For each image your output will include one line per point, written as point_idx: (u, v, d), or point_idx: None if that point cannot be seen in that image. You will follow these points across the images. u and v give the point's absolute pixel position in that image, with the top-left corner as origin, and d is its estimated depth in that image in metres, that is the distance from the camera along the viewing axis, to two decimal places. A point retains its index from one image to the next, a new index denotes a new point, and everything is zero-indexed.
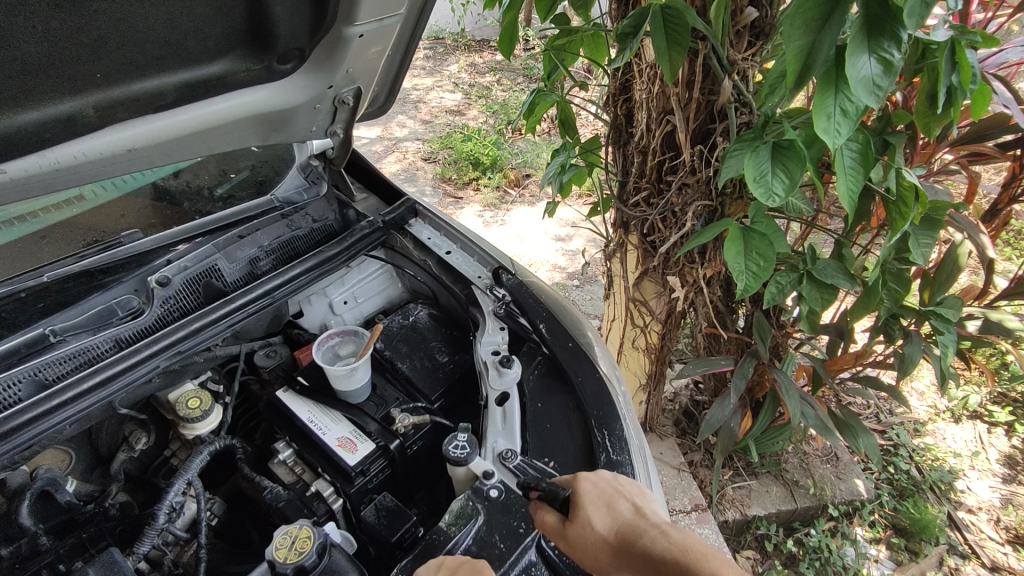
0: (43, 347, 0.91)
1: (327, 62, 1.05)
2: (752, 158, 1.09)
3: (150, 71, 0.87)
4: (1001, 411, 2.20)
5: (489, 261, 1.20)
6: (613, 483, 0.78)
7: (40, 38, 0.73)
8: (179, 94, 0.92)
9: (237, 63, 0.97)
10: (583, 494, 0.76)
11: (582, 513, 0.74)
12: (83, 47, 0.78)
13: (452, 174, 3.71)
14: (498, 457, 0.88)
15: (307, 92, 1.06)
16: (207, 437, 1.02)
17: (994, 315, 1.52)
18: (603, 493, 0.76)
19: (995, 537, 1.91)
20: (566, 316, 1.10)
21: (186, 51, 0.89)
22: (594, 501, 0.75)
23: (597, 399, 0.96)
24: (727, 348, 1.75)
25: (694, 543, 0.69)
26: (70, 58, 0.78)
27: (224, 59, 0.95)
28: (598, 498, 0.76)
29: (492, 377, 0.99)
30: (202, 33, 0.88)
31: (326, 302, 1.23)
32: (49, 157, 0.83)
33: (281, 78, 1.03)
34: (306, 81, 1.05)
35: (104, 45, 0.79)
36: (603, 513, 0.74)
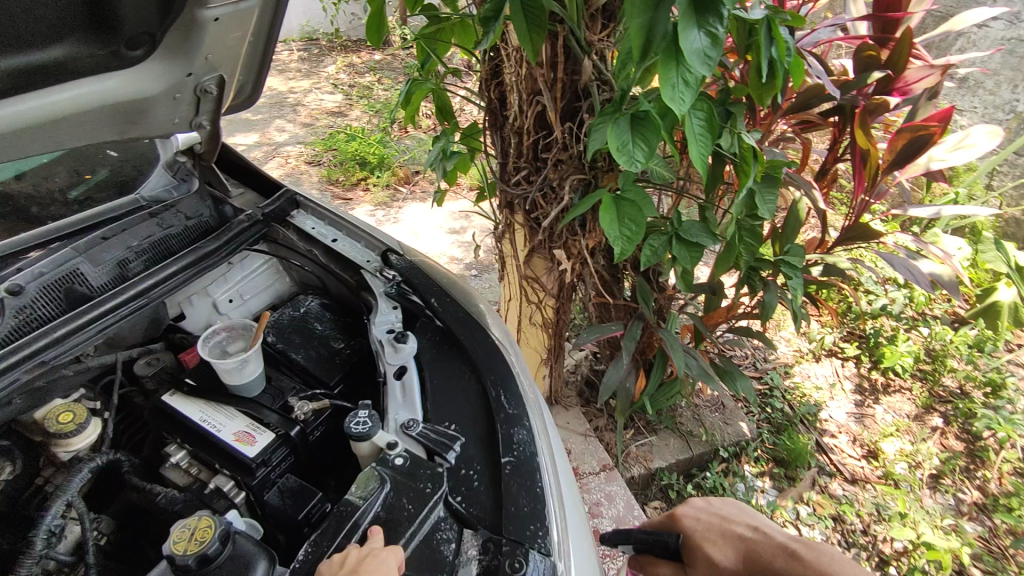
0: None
1: (182, 49, 1.00)
2: (613, 130, 1.18)
3: None
4: (851, 347, 2.52)
5: (376, 245, 1.20)
6: (713, 516, 0.93)
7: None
8: (14, 83, 0.87)
9: (79, 48, 0.92)
10: (686, 537, 0.92)
11: (698, 556, 0.89)
12: None
13: (339, 176, 3.64)
14: (401, 428, 0.91)
15: (164, 81, 1.02)
16: (83, 454, 0.95)
17: (831, 260, 1.75)
18: (704, 528, 0.91)
19: (854, 454, 2.20)
20: (457, 289, 1.13)
21: (16, 34, 0.84)
22: (697, 539, 0.91)
23: (491, 361, 1.01)
24: (616, 314, 1.89)
25: (810, 553, 0.81)
26: None
27: (64, 43, 0.90)
28: (701, 532, 0.91)
29: (387, 354, 1.01)
30: (34, 13, 0.84)
31: (208, 301, 1.17)
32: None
33: (132, 65, 0.98)
34: (160, 69, 1.00)
35: None
36: (716, 549, 0.88)
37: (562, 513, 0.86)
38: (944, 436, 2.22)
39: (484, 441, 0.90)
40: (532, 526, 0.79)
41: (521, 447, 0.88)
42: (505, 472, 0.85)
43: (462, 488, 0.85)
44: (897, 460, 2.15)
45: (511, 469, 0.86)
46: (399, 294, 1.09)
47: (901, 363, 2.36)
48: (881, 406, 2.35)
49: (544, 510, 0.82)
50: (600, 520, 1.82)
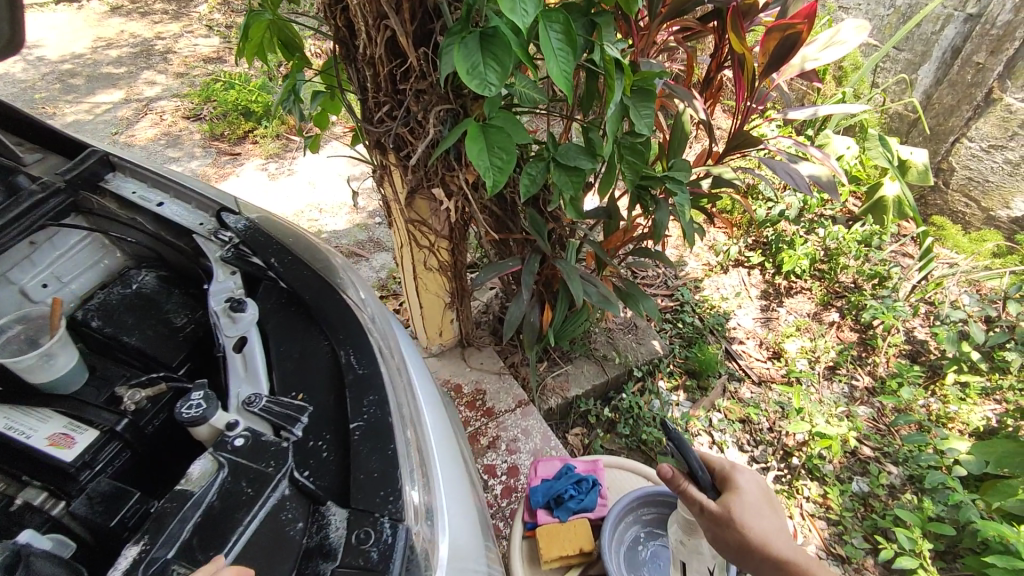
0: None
1: None
2: (461, 51, 1.07)
3: None
4: (755, 255, 2.59)
5: (209, 205, 1.07)
6: (757, 491, 0.92)
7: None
8: None
9: None
10: (741, 497, 0.89)
11: (746, 512, 0.87)
12: None
13: (223, 130, 3.34)
14: (242, 405, 0.83)
15: None
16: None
17: (717, 171, 1.73)
18: (758, 500, 0.89)
19: (760, 357, 2.30)
20: (302, 247, 1.03)
21: None
22: (752, 506, 0.88)
23: (339, 322, 0.93)
24: (515, 250, 1.85)
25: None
26: None
27: None
28: (753, 505, 0.89)
29: (224, 325, 0.91)
30: None
31: (16, 289, 1.02)
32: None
33: None
34: None
35: None
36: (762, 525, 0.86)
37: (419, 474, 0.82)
38: (840, 329, 2.34)
39: (333, 408, 0.84)
40: (383, 493, 0.75)
41: (373, 410, 0.82)
42: (354, 439, 0.79)
43: (309, 461, 0.79)
44: (798, 358, 2.26)
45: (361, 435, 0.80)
46: (235, 258, 0.98)
47: (799, 266, 2.45)
48: (784, 309, 2.44)
49: (397, 475, 0.77)
50: (518, 455, 1.82)
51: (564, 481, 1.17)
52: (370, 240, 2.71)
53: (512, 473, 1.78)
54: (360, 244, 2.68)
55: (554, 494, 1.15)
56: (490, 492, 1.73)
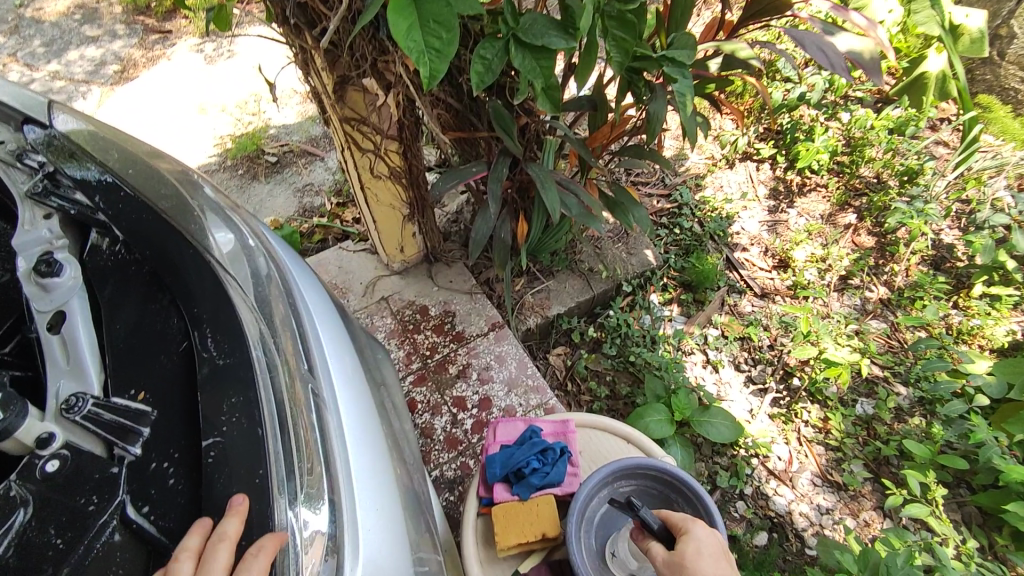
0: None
1: None
2: None
3: None
4: (766, 147, 2.27)
5: (12, 119, 0.80)
6: (723, 545, 0.79)
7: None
8: None
9: None
10: (697, 545, 0.78)
11: (698, 560, 0.76)
12: None
13: (150, 2, 2.84)
14: (59, 410, 0.59)
15: None
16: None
17: (729, 47, 1.36)
18: (718, 551, 0.78)
19: (765, 267, 2.06)
20: (145, 179, 0.77)
21: None
22: (711, 556, 0.76)
23: (192, 290, 0.68)
24: (481, 151, 1.53)
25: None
26: None
27: None
28: (712, 554, 0.77)
29: (34, 297, 0.65)
30: None
31: None
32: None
33: None
34: None
35: None
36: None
37: (323, 490, 0.59)
38: (857, 233, 2.08)
39: (183, 415, 0.61)
40: (247, 542, 0.53)
41: (233, 420, 0.60)
42: (206, 465, 0.58)
43: (150, 490, 0.56)
44: (807, 268, 2.02)
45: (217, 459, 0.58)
46: (46, 194, 0.72)
47: (817, 160, 2.15)
48: (794, 211, 2.16)
49: (267, 511, 0.55)
50: (490, 386, 1.63)
51: (525, 451, 0.99)
52: (325, 135, 2.36)
53: (483, 407, 1.60)
54: (313, 140, 2.33)
55: (513, 467, 0.97)
56: (459, 429, 1.56)
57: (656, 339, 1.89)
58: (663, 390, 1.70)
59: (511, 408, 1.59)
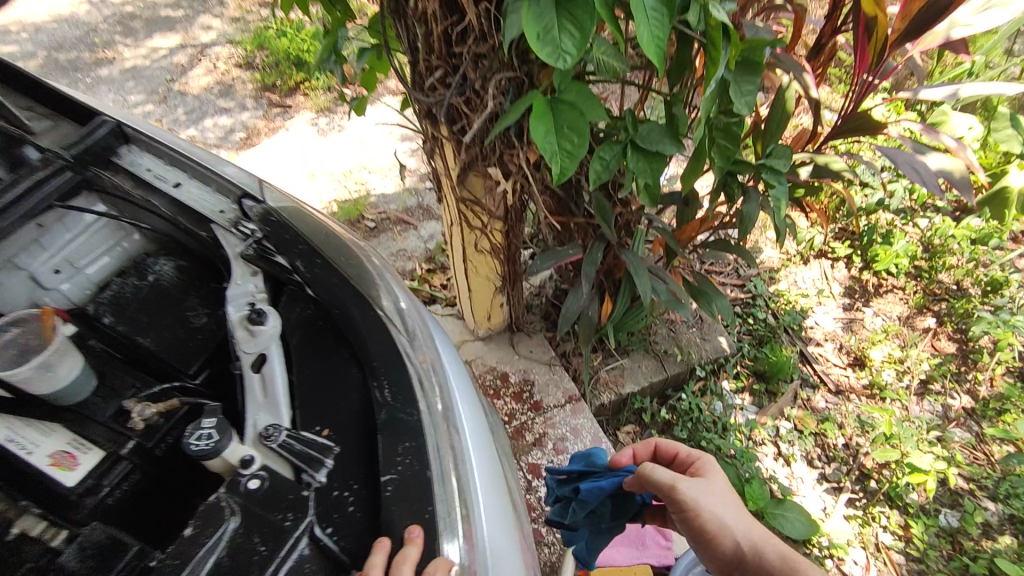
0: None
1: None
2: (531, 8, 0.87)
3: None
4: (842, 246, 2.31)
5: (230, 189, 0.94)
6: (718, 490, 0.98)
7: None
8: None
9: None
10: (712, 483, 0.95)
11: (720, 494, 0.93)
12: None
13: (276, 80, 3.21)
14: (259, 438, 0.71)
15: None
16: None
17: (823, 158, 1.47)
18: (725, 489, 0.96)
19: (839, 364, 2.07)
20: (336, 250, 0.90)
21: None
22: (724, 491, 0.95)
23: (372, 348, 0.80)
24: (575, 234, 1.64)
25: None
26: None
27: None
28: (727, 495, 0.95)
29: (242, 339, 0.78)
30: None
31: (24, 276, 0.85)
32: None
33: None
34: None
35: None
36: (751, 517, 0.91)
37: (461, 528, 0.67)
38: (937, 338, 2.09)
39: (361, 453, 0.71)
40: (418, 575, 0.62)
41: (407, 460, 0.70)
42: (385, 497, 0.67)
43: (334, 514, 0.67)
44: (885, 368, 2.02)
45: (391, 493, 0.68)
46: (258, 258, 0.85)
47: (896, 263, 2.20)
48: (871, 310, 2.18)
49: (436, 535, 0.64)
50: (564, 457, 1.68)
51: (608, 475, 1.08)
52: (419, 206, 2.57)
53: None
54: (408, 210, 2.54)
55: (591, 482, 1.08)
56: (533, 496, 1.61)
57: (727, 427, 1.90)
58: (736, 479, 1.70)
59: None
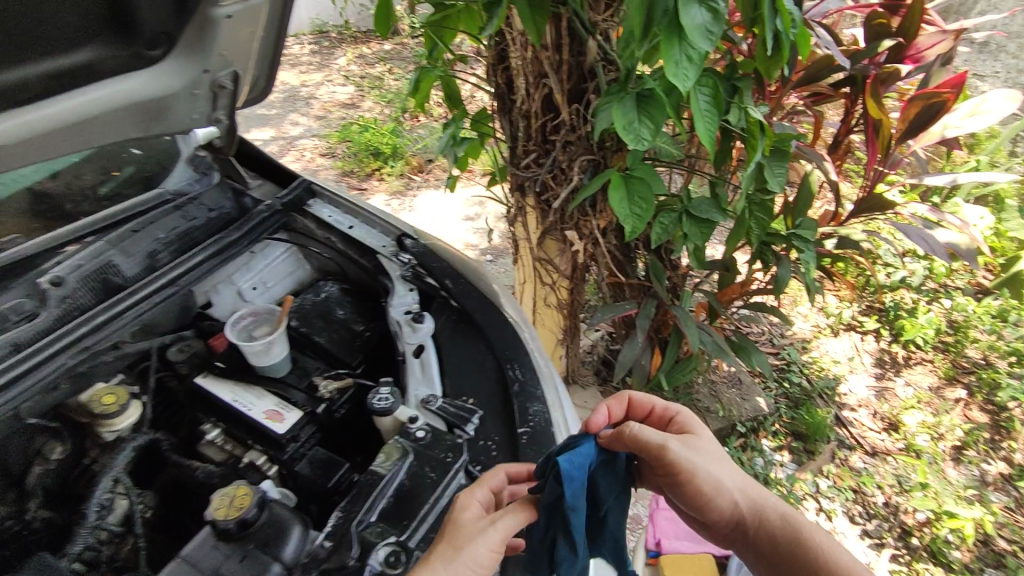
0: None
1: (200, 47, 0.90)
2: (619, 108, 1.19)
3: (8, 57, 0.73)
4: (870, 320, 2.51)
5: (391, 230, 1.22)
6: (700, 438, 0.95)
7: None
8: (48, 86, 0.78)
9: (103, 50, 0.84)
10: (699, 441, 0.91)
11: (705, 451, 0.90)
12: None
13: (353, 168, 3.60)
14: (421, 402, 0.95)
15: (184, 80, 0.90)
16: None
17: (844, 232, 1.74)
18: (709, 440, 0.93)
19: (874, 427, 2.21)
20: (472, 272, 1.16)
21: (47, 38, 0.77)
22: (711, 448, 0.91)
23: (504, 342, 1.04)
24: (630, 293, 1.89)
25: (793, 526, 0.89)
26: None
27: (89, 46, 0.82)
28: (712, 450, 0.91)
29: (406, 333, 1.04)
30: (53, 17, 0.77)
31: (233, 289, 1.16)
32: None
33: (153, 64, 0.89)
34: (181, 67, 0.90)
35: None
36: (738, 470, 0.92)
37: None
38: (967, 407, 2.23)
39: (500, 413, 0.95)
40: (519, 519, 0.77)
41: (537, 418, 0.93)
42: (522, 441, 0.91)
43: (482, 457, 0.90)
44: (919, 432, 2.16)
45: (526, 439, 0.91)
46: (414, 277, 1.13)
47: (922, 335, 2.39)
48: (901, 379, 2.35)
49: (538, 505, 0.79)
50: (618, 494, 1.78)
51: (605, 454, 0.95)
52: None
53: None
54: None
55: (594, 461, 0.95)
56: None
57: (769, 480, 2.03)
58: None
59: (637, 515, 1.73)
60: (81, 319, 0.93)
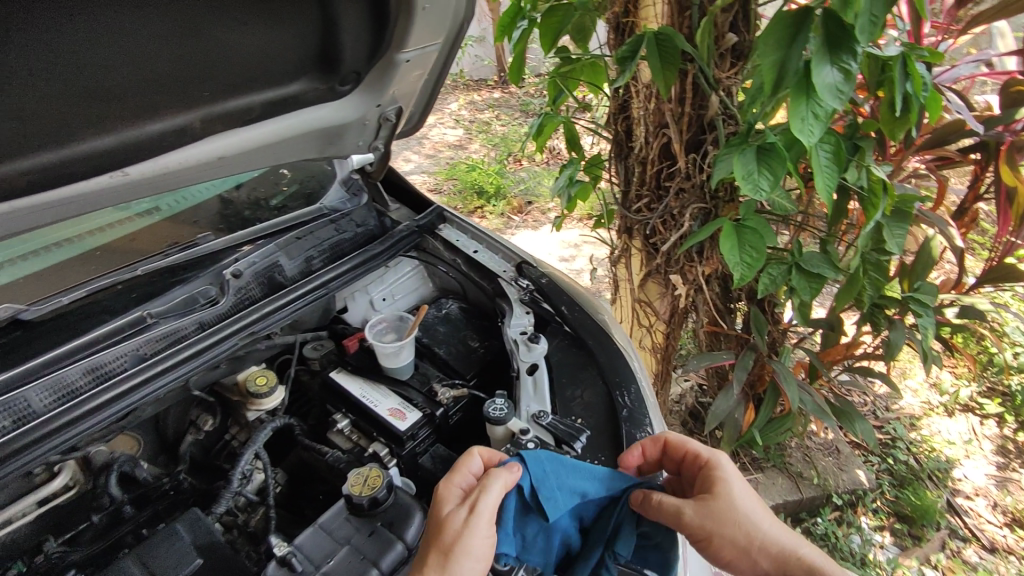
0: (55, 355, 0.92)
1: (379, 85, 1.05)
2: (739, 159, 1.22)
3: (244, 89, 0.90)
4: (991, 404, 2.31)
5: (512, 257, 1.32)
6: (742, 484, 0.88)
7: (88, 54, 0.70)
8: (265, 111, 0.94)
9: (308, 84, 0.98)
10: (727, 501, 0.85)
11: (732, 511, 0.84)
12: (194, 72, 0.82)
13: (456, 204, 3.81)
14: (533, 417, 1.02)
15: (361, 112, 1.07)
16: (123, 458, 1.09)
17: (968, 301, 1.65)
18: (744, 496, 0.86)
19: (993, 521, 2.01)
20: (586, 301, 1.23)
21: (265, 74, 0.90)
22: (741, 507, 0.85)
23: (614, 369, 1.10)
24: (727, 344, 1.87)
25: None
26: (190, 80, 0.82)
27: (299, 81, 0.96)
28: (742, 509, 0.84)
29: (522, 351, 1.12)
30: (281, 57, 0.90)
31: (367, 299, 1.30)
32: (49, 196, 0.78)
33: (341, 97, 1.03)
34: (362, 101, 1.05)
35: (207, 67, 0.83)
36: (777, 527, 0.85)
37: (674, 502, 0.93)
38: None
39: (608, 435, 1.01)
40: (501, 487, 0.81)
41: (643, 444, 0.98)
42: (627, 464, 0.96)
43: None
44: None
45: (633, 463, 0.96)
46: (531, 301, 1.22)
47: None
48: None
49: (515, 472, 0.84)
50: None
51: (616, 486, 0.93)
52: None
53: None
54: None
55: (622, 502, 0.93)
56: None
57: (867, 561, 1.90)
58: None
59: None
60: (251, 309, 1.08)
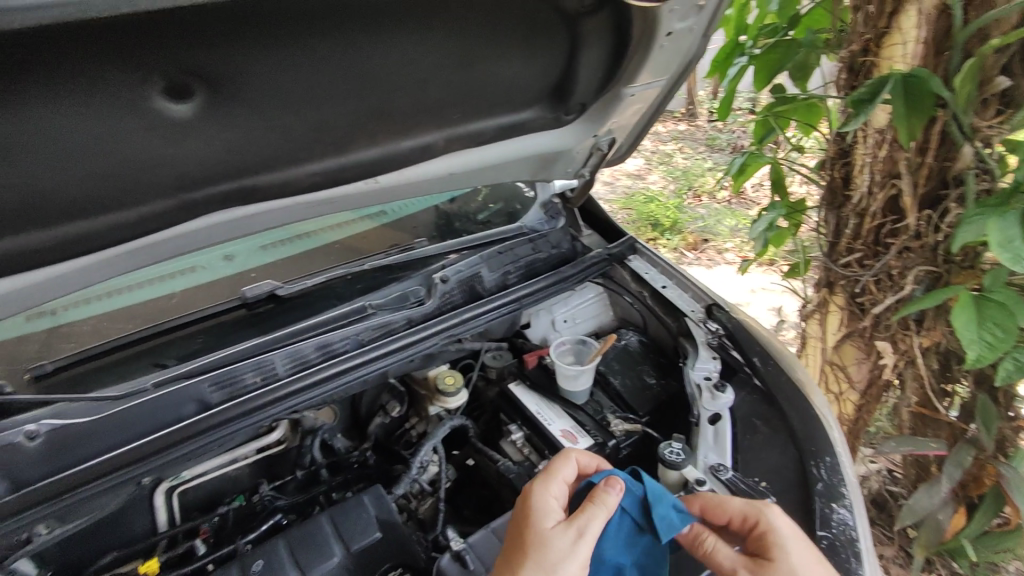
0: (294, 330, 1.08)
1: (600, 117, 1.08)
2: (997, 223, 1.03)
3: (485, 114, 0.99)
4: None
5: (703, 298, 1.28)
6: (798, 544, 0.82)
7: (377, 79, 0.82)
8: (497, 134, 1.03)
9: (539, 112, 1.05)
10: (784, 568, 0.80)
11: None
12: (450, 98, 0.92)
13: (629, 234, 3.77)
14: (710, 469, 0.99)
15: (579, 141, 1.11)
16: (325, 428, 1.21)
17: None
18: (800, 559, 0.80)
19: None
20: (784, 354, 1.14)
21: (508, 101, 0.99)
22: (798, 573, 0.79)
23: (811, 435, 1.00)
24: (936, 431, 1.57)
25: None
26: (446, 105, 0.93)
27: (532, 109, 1.04)
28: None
29: (705, 398, 1.07)
30: (522, 88, 0.97)
31: (549, 318, 1.34)
32: (330, 193, 0.92)
33: (564, 126, 1.09)
34: (582, 130, 1.10)
35: (462, 95, 0.92)
36: None
37: None
38: None
39: (798, 509, 0.93)
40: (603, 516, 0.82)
41: (840, 528, 0.89)
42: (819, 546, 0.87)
43: None
44: None
45: (826, 545, 0.88)
46: (720, 347, 1.17)
47: None
48: None
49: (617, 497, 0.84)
50: None
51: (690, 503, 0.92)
52: None
53: None
54: None
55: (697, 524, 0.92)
56: None
57: None
58: None
59: None
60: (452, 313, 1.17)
